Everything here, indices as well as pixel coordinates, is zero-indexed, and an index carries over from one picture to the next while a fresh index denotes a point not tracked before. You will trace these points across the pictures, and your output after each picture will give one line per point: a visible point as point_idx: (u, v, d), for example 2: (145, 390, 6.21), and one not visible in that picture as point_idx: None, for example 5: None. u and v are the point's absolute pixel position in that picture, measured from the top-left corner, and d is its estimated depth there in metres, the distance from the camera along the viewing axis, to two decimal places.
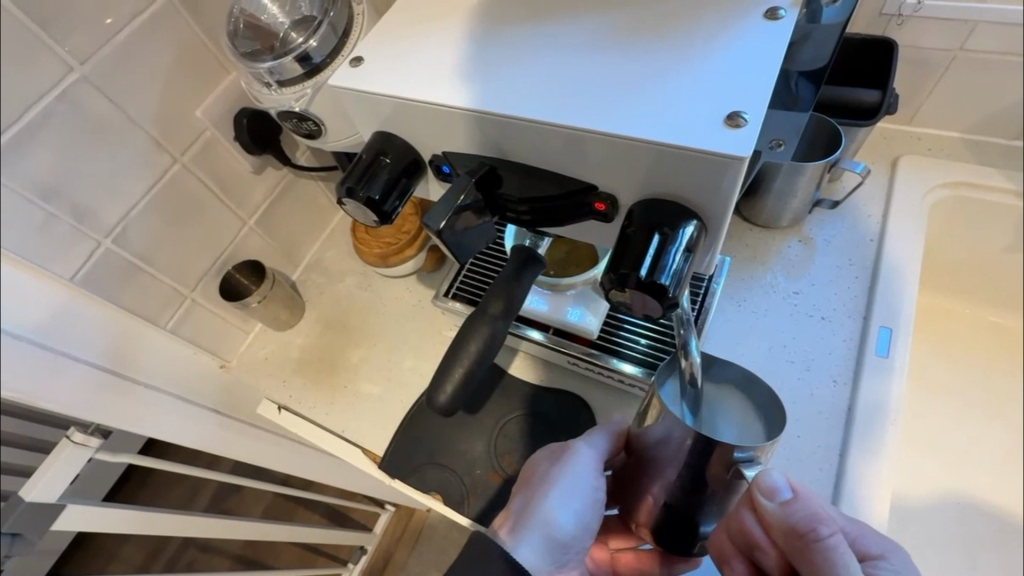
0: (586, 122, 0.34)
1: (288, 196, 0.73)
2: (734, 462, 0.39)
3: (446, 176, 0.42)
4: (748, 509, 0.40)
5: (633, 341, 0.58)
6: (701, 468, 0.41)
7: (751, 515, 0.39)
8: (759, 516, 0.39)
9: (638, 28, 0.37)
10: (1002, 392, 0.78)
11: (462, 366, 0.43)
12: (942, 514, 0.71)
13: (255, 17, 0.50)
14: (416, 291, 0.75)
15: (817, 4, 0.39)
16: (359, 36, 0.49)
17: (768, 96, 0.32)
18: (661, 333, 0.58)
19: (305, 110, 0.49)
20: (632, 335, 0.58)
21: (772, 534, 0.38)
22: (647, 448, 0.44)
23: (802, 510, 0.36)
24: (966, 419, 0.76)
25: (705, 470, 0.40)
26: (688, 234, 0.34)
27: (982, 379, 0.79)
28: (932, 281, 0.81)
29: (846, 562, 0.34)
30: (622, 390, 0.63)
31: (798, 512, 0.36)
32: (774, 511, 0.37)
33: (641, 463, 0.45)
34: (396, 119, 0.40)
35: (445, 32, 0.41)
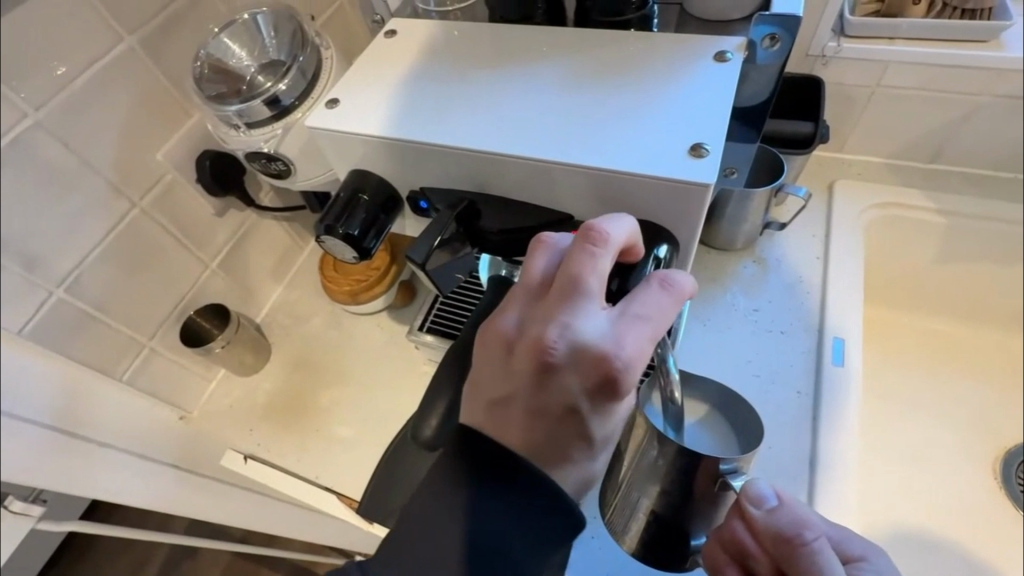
0: (566, 157, 0.35)
1: (252, 237, 0.71)
2: (720, 474, 0.40)
3: (425, 212, 0.43)
4: (738, 518, 0.40)
5: None
6: (688, 483, 0.42)
7: (741, 524, 0.40)
8: (749, 525, 0.39)
9: (600, 69, 0.40)
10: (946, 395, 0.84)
11: (457, 405, 0.46)
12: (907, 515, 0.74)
13: (223, 63, 0.51)
14: (387, 327, 0.74)
15: (751, 46, 0.40)
16: (327, 80, 0.50)
17: (726, 127, 0.35)
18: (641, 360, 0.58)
19: (276, 150, 0.50)
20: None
21: (762, 545, 0.39)
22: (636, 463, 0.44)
23: (787, 516, 0.38)
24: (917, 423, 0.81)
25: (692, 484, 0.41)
26: (659, 252, 0.37)
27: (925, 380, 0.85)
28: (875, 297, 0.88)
29: (830, 566, 0.36)
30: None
31: (785, 519, 0.38)
32: (762, 520, 0.38)
33: (632, 473, 0.45)
34: (369, 156, 0.41)
35: (416, 71, 0.42)
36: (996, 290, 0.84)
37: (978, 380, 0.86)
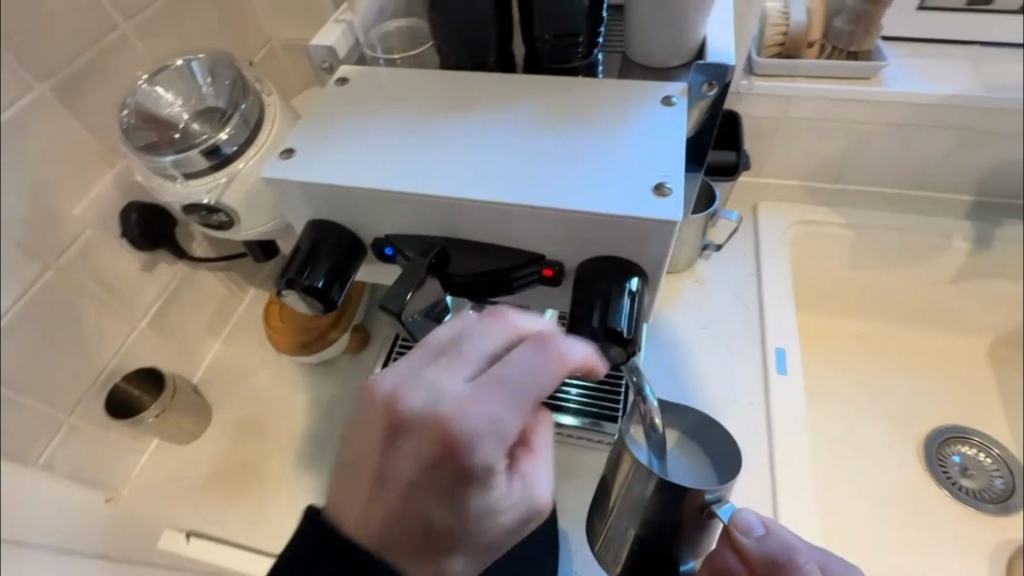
0: (531, 201, 0.36)
1: (186, 291, 0.66)
2: (706, 504, 0.41)
3: (388, 258, 0.42)
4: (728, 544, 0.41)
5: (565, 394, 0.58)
6: (674, 514, 0.43)
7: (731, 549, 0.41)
8: (739, 551, 0.40)
9: (558, 111, 0.41)
10: (890, 409, 0.79)
11: None
12: None
13: (154, 113, 0.48)
14: (343, 375, 0.70)
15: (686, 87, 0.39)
16: (273, 128, 0.48)
17: (684, 165, 0.37)
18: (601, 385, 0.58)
19: (219, 201, 0.47)
20: (564, 385, 0.58)
21: (752, 569, 0.40)
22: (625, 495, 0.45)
23: (777, 539, 0.39)
24: (868, 448, 0.76)
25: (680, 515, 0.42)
26: (632, 286, 0.37)
27: (864, 395, 0.80)
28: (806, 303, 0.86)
29: None
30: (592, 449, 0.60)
31: (774, 546, 0.38)
32: (754, 545, 0.39)
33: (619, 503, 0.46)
34: (330, 205, 0.39)
35: (372, 117, 0.41)
36: (932, 298, 0.82)
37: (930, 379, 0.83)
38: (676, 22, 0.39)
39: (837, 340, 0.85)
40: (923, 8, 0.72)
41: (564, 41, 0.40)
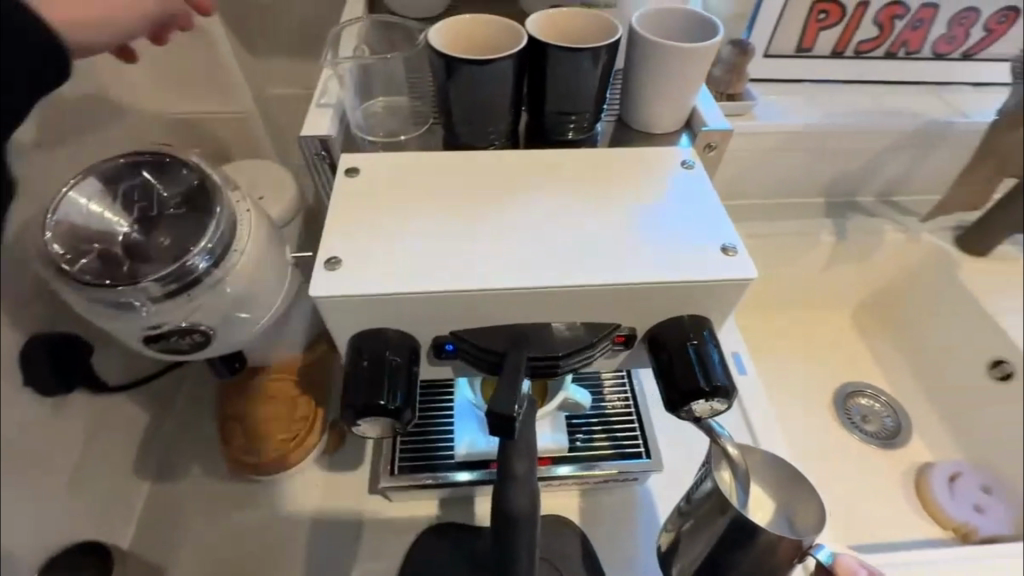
0: (598, 279, 0.34)
1: (101, 433, 0.55)
2: (805, 551, 0.37)
3: (448, 354, 0.37)
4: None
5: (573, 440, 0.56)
6: (770, 562, 0.38)
7: None
8: None
9: (589, 180, 0.39)
10: (814, 378, 0.95)
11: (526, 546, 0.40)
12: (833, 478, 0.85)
13: (87, 229, 0.39)
14: (325, 484, 0.60)
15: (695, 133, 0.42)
16: (252, 236, 0.42)
17: (731, 222, 0.37)
18: (602, 421, 0.57)
19: (195, 322, 0.40)
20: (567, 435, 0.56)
21: None
22: (707, 543, 0.40)
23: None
24: (804, 408, 0.91)
25: (774, 561, 0.38)
26: (710, 338, 0.35)
27: (797, 373, 0.94)
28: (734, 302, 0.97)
29: None
30: (614, 486, 0.61)
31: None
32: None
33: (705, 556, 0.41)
34: (371, 315, 0.34)
35: (395, 210, 0.37)
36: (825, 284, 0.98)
37: (834, 346, 0.98)
38: (669, 94, 0.41)
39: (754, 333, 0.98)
40: (769, 55, 0.88)
41: (565, 116, 0.41)
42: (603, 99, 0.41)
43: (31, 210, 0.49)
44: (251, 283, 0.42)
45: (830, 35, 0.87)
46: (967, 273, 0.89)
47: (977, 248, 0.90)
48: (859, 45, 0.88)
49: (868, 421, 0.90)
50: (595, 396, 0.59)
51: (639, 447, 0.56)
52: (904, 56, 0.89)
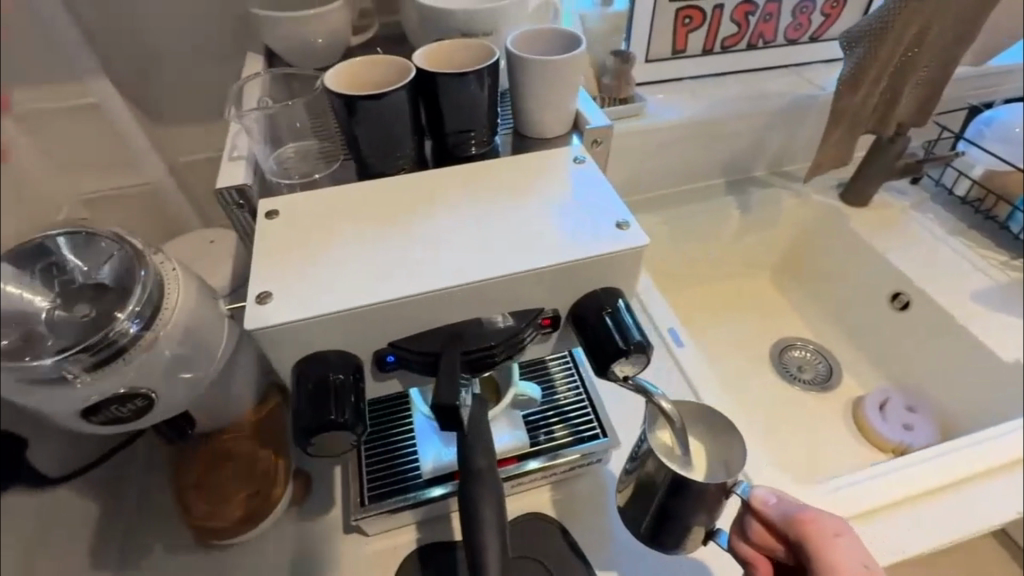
0: (513, 268, 0.37)
1: None
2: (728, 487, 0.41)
3: (391, 366, 0.39)
4: (751, 514, 0.41)
5: (535, 434, 0.58)
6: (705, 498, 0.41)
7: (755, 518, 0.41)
8: (762, 520, 0.40)
9: (494, 187, 0.43)
10: (744, 339, 1.03)
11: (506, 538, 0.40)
12: (780, 426, 0.92)
13: None
14: (299, 532, 0.59)
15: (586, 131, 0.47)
16: (180, 293, 0.43)
17: (623, 202, 0.41)
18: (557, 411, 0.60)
19: (135, 387, 0.40)
20: (532, 431, 0.58)
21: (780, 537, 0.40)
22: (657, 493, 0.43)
23: (793, 507, 0.39)
24: (742, 369, 0.98)
25: (707, 501, 0.42)
26: (624, 304, 0.39)
27: (727, 338, 1.02)
28: (662, 285, 1.05)
29: (850, 554, 0.37)
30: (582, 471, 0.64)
31: (794, 514, 0.39)
32: (777, 516, 0.39)
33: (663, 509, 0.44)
34: (313, 340, 0.36)
35: (320, 241, 0.39)
36: (737, 254, 1.08)
37: (757, 309, 1.08)
38: (555, 100, 0.46)
39: (685, 309, 1.06)
40: (649, 60, 0.98)
41: (465, 134, 0.45)
42: (494, 114, 0.45)
43: None
44: (185, 339, 0.43)
45: (698, 35, 0.98)
46: (855, 222, 0.99)
47: (859, 199, 1.00)
48: (724, 41, 0.99)
49: (802, 370, 0.99)
50: (549, 390, 0.62)
51: (596, 429, 0.59)
52: (764, 45, 1.01)
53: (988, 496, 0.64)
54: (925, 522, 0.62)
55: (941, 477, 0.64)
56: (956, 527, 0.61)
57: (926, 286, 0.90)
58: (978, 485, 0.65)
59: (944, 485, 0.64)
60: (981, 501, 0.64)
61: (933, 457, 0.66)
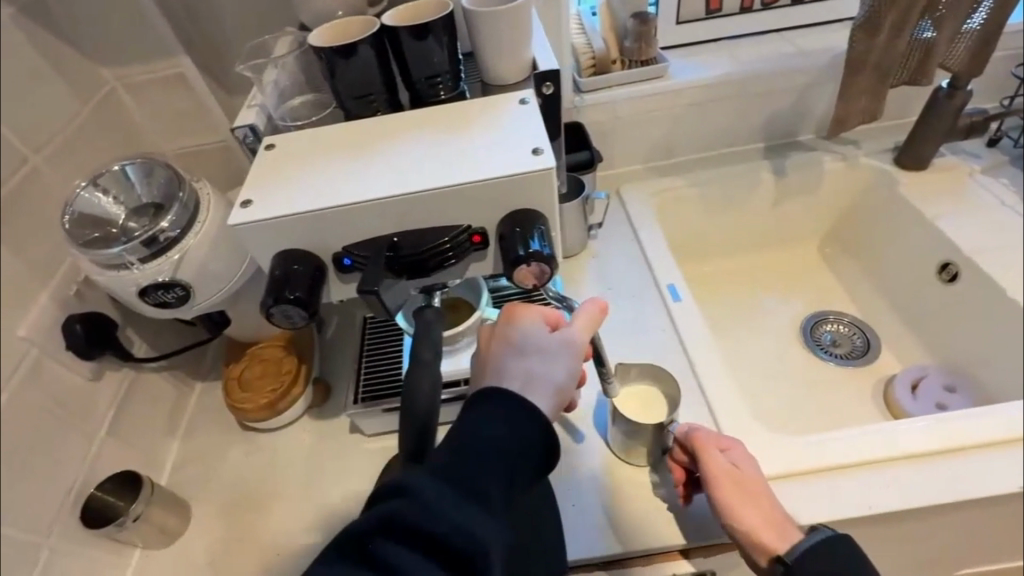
0: (437, 184, 0.44)
1: (136, 396, 0.68)
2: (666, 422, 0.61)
3: (348, 268, 0.47)
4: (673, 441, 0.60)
5: None
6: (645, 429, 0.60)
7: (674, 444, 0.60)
8: (678, 444, 0.59)
9: (445, 122, 0.50)
10: (774, 312, 0.98)
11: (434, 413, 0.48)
12: (804, 400, 0.86)
13: (97, 217, 0.54)
14: (314, 429, 0.72)
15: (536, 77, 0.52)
16: (210, 210, 0.55)
17: (548, 133, 0.46)
18: None
19: (173, 277, 0.53)
20: None
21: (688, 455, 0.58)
22: None
23: (700, 433, 0.58)
24: (767, 341, 0.94)
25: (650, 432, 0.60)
26: (540, 225, 0.45)
27: (754, 310, 0.98)
28: (687, 254, 1.03)
29: (730, 464, 0.55)
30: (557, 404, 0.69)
31: (698, 435, 0.57)
32: (687, 438, 0.58)
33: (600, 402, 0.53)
34: (286, 238, 0.45)
35: (298, 165, 0.48)
36: (774, 222, 1.02)
37: (792, 282, 1.02)
38: (511, 49, 0.51)
39: (713, 277, 1.03)
40: (680, 22, 0.97)
41: (431, 79, 0.52)
42: (455, 62, 0.52)
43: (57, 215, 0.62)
44: (215, 247, 0.55)
45: None
46: (909, 188, 0.91)
47: (916, 162, 0.92)
48: None
49: (837, 344, 0.93)
50: None
51: None
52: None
53: (968, 468, 0.62)
54: (832, 493, 0.60)
55: (931, 443, 0.63)
56: (862, 504, 0.59)
57: (977, 255, 0.82)
58: (974, 455, 0.63)
59: (929, 452, 0.63)
60: (920, 480, 0.61)
61: (876, 434, 0.64)
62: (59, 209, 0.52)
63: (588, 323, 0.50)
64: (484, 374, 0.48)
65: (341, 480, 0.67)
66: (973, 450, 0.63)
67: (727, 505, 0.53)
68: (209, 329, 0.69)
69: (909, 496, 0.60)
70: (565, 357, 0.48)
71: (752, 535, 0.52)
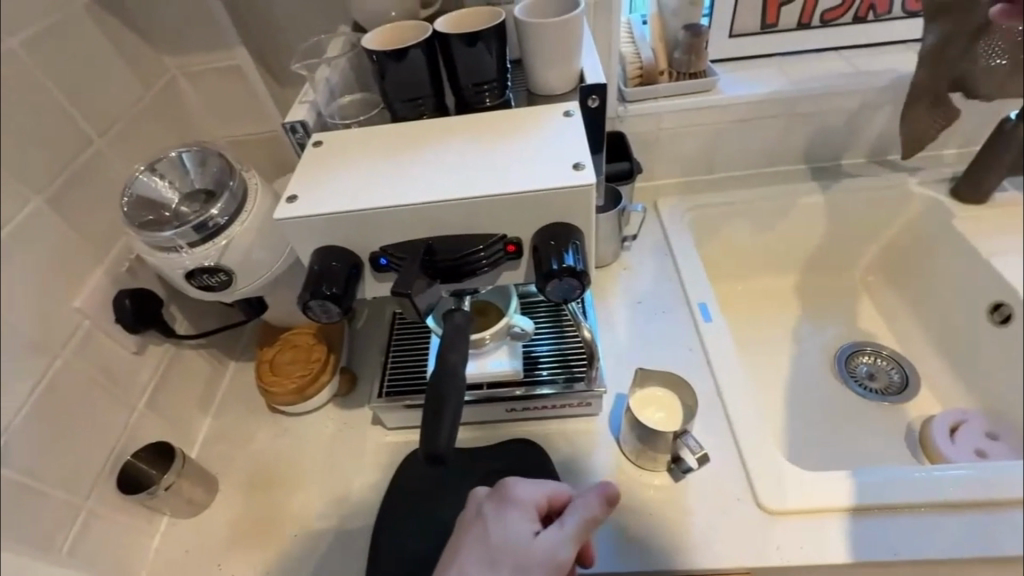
0: (476, 193, 0.44)
1: (174, 371, 0.71)
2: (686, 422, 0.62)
3: (383, 268, 0.48)
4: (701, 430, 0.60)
5: (534, 368, 0.66)
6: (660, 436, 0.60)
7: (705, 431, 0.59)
8: None
9: (487, 130, 0.50)
10: (807, 340, 0.95)
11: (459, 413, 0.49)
12: (832, 433, 0.83)
13: (151, 199, 0.57)
14: (338, 417, 0.74)
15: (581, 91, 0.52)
16: (256, 200, 0.57)
17: (590, 148, 0.46)
18: (557, 353, 0.67)
19: (218, 263, 0.55)
20: (534, 364, 0.66)
21: None
22: None
23: None
24: (797, 369, 0.91)
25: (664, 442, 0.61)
26: (575, 240, 0.45)
27: (785, 336, 0.95)
28: (720, 273, 1.01)
29: None
30: (577, 416, 0.69)
31: None
32: None
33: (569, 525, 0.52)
34: (327, 236, 0.47)
35: (343, 164, 0.50)
36: (815, 247, 0.99)
37: (827, 310, 0.99)
38: (559, 60, 0.52)
39: (748, 298, 1.01)
40: (733, 35, 0.95)
41: (479, 86, 0.53)
42: (503, 71, 0.53)
43: (114, 191, 0.64)
44: (259, 237, 0.57)
45: (792, 9, 0.92)
46: (965, 222, 0.87)
47: (974, 196, 0.87)
48: (824, 14, 0.93)
49: (873, 378, 0.89)
50: (557, 336, 0.68)
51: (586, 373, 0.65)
52: (874, 19, 0.93)
53: (1005, 522, 0.59)
54: (859, 535, 0.58)
55: (968, 493, 0.60)
56: (887, 549, 0.57)
57: None
58: (1013, 510, 0.60)
59: (964, 502, 0.60)
60: (942, 531, 0.59)
61: (901, 477, 0.61)
62: (118, 190, 0.55)
63: (583, 529, 0.49)
64: (454, 561, 0.48)
65: (359, 470, 0.69)
66: (1014, 505, 0.60)
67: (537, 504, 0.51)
68: (246, 314, 0.72)
69: (930, 545, 0.58)
70: (547, 567, 0.47)
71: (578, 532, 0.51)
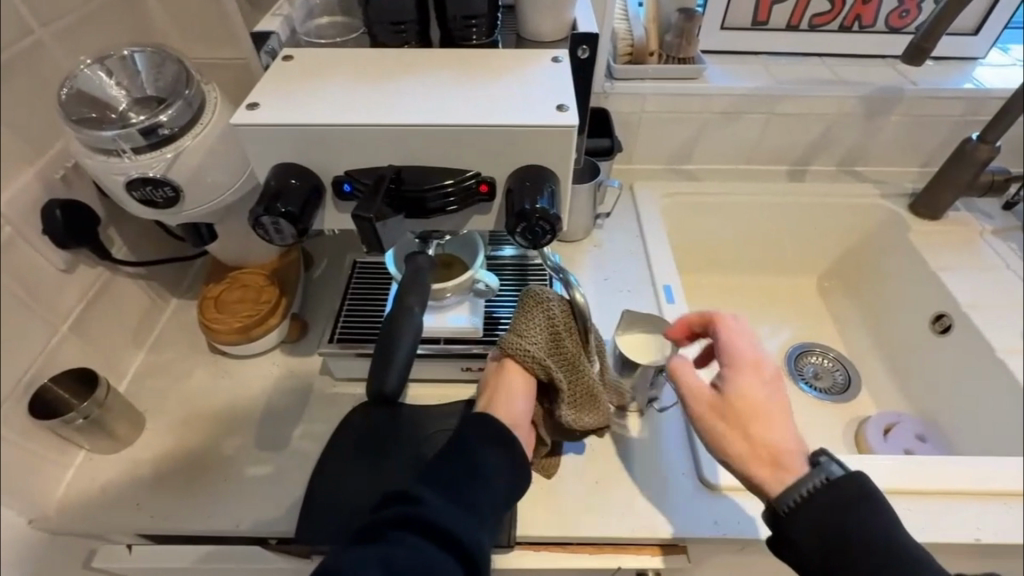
0: (453, 123, 0.42)
1: (107, 297, 0.66)
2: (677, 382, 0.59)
3: (346, 196, 0.46)
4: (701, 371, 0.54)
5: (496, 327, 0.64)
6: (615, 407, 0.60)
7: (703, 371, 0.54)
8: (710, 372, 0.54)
9: (470, 66, 0.48)
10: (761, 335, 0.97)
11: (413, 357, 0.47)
12: None
13: (95, 97, 0.52)
14: (283, 363, 0.70)
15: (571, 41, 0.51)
16: (213, 114, 0.53)
17: (576, 94, 0.45)
18: None
19: (165, 175, 0.51)
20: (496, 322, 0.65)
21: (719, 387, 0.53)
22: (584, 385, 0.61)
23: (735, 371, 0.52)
24: None
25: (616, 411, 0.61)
26: (551, 187, 0.43)
27: None
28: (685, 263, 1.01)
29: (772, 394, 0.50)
30: None
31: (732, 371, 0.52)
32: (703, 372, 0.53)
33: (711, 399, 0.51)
34: (288, 152, 0.44)
35: (314, 80, 0.46)
36: (778, 247, 1.01)
37: (782, 308, 1.02)
38: (553, 3, 0.49)
39: (710, 291, 1.02)
40: (724, 28, 0.95)
41: (467, 21, 0.50)
42: (493, 9, 0.50)
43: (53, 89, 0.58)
44: (213, 154, 0.53)
45: (783, 9, 0.93)
46: (919, 235, 0.91)
47: (928, 211, 0.92)
48: (813, 19, 0.94)
49: (817, 376, 0.92)
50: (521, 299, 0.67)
51: None
52: (858, 30, 0.95)
53: (929, 512, 0.62)
54: None
55: (897, 482, 0.63)
56: None
57: (973, 311, 0.82)
58: (937, 501, 0.62)
59: (893, 490, 0.62)
60: None
61: None
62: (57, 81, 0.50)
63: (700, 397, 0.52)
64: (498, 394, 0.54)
65: (301, 417, 0.66)
66: (937, 496, 0.63)
67: (717, 433, 0.50)
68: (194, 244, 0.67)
69: None
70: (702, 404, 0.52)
71: (741, 470, 0.49)
